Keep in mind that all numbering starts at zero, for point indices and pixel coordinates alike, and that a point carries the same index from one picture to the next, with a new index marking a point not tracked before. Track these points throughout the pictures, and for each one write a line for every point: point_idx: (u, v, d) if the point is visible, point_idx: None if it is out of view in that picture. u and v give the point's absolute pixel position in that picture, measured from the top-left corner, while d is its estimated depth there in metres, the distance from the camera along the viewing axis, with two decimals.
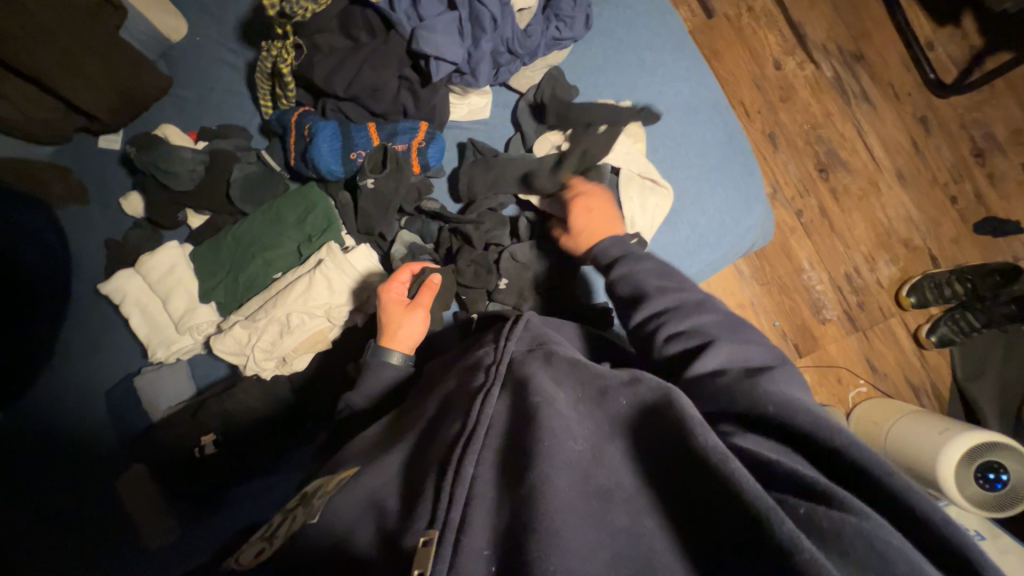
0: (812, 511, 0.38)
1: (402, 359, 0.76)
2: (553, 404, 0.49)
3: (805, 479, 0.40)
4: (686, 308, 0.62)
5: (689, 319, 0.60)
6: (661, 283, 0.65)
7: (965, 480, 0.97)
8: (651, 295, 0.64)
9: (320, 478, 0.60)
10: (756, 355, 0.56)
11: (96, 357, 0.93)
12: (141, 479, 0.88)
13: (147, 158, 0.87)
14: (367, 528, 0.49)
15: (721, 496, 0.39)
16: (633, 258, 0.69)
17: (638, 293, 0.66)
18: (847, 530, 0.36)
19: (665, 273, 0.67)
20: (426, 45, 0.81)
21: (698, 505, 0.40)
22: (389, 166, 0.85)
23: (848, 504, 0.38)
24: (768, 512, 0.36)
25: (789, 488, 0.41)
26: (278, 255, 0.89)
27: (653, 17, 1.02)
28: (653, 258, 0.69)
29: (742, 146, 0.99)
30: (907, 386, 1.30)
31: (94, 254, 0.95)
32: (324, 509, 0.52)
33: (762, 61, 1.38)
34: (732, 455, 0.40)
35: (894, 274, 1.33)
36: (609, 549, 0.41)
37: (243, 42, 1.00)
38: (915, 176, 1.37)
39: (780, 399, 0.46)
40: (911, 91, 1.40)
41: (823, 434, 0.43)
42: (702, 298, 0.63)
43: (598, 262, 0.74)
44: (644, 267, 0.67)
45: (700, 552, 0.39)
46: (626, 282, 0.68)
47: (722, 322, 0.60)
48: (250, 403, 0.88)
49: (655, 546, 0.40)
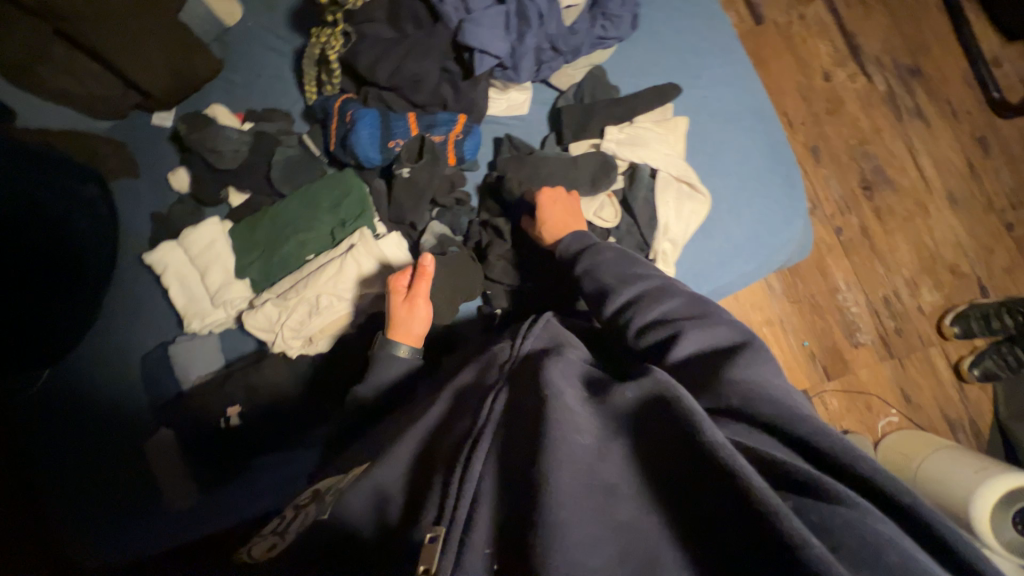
0: (801, 506, 0.37)
1: (411, 352, 0.76)
2: (559, 397, 0.47)
3: (791, 471, 0.38)
4: (645, 297, 0.62)
5: (649, 308, 0.61)
6: (619, 273, 0.66)
7: (1002, 525, 0.92)
8: (609, 290, 0.66)
9: (331, 476, 0.59)
10: (717, 332, 0.55)
11: (134, 325, 0.97)
12: (165, 446, 0.91)
13: (196, 136, 0.91)
14: (372, 523, 0.49)
15: (729, 499, 0.36)
16: (592, 251, 0.71)
17: (598, 289, 0.67)
18: (837, 520, 0.35)
19: (623, 263, 0.68)
20: (472, 39, 0.81)
21: (707, 505, 0.38)
22: (425, 157, 0.87)
23: (833, 492, 0.37)
24: (773, 513, 0.34)
25: (776, 481, 0.39)
26: (312, 237, 0.91)
27: (701, 20, 1.00)
28: (613, 249, 0.71)
29: (785, 157, 0.96)
30: (942, 419, 1.23)
31: (141, 226, 0.99)
32: (334, 506, 0.51)
33: (810, 71, 1.33)
34: (736, 450, 0.38)
35: (937, 300, 1.27)
36: (613, 547, 0.39)
37: (293, 29, 1.03)
38: (968, 200, 1.30)
39: (745, 391, 0.47)
40: (972, 110, 1.33)
41: (787, 424, 0.44)
42: (663, 285, 0.63)
43: (563, 258, 0.75)
44: (602, 261, 0.69)
45: (705, 546, 0.37)
46: (588, 278, 0.69)
47: (682, 304, 0.60)
48: (277, 380, 0.90)
49: (662, 546, 0.38)
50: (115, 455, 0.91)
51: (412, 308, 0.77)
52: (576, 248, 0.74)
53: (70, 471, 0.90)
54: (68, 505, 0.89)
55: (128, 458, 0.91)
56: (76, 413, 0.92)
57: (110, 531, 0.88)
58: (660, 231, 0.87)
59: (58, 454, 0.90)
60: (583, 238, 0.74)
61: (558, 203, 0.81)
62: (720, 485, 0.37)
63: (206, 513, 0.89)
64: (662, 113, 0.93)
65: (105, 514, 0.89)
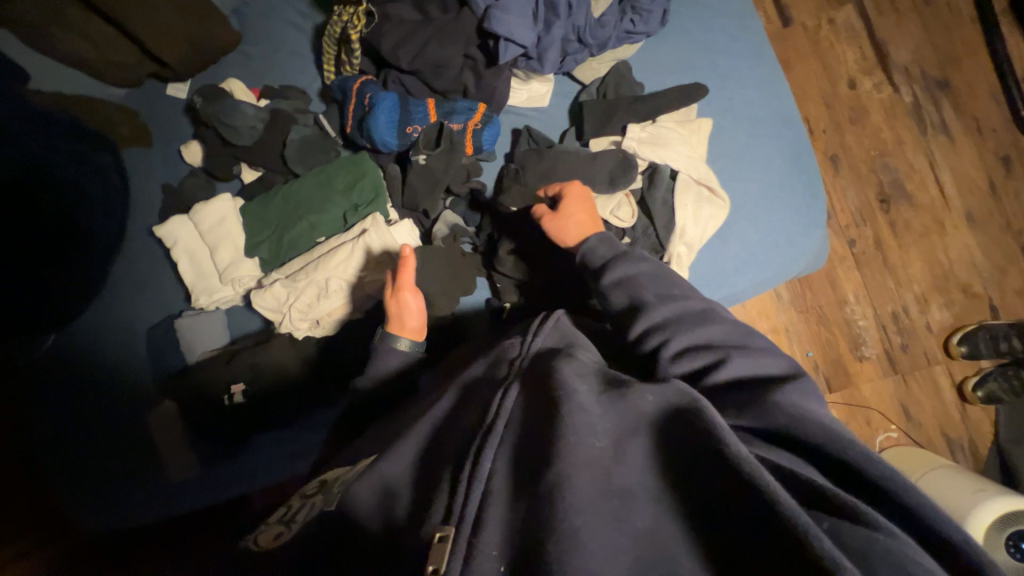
0: (836, 527, 0.38)
1: (411, 345, 0.76)
2: (574, 400, 0.48)
3: (824, 492, 0.40)
4: (684, 319, 0.61)
5: (690, 330, 0.60)
6: (658, 291, 0.64)
7: (995, 545, 0.91)
8: (644, 306, 0.63)
9: (340, 466, 0.58)
10: (763, 365, 0.55)
11: (140, 296, 0.97)
12: (169, 415, 0.92)
13: (211, 109, 0.89)
14: (378, 517, 0.48)
15: (749, 513, 0.38)
16: (628, 262, 0.69)
17: (631, 303, 0.65)
18: (876, 547, 0.36)
19: (658, 279, 0.66)
20: (499, 26, 0.79)
21: (727, 517, 0.40)
22: (443, 145, 0.86)
23: (874, 521, 0.37)
24: (804, 531, 0.35)
25: (812, 502, 0.40)
26: (324, 219, 0.91)
27: (731, 19, 0.98)
28: (650, 261, 0.68)
29: (807, 165, 0.94)
30: (941, 438, 1.23)
31: (150, 197, 0.98)
32: (341, 498, 0.51)
33: (836, 78, 1.30)
34: (761, 466, 0.40)
35: (946, 319, 1.26)
36: (630, 552, 0.41)
37: (313, 5, 1.01)
38: (986, 219, 1.28)
39: (790, 411, 0.47)
40: (998, 127, 1.30)
41: (832, 445, 0.45)
42: (705, 309, 0.62)
43: (588, 264, 0.72)
44: (638, 274, 0.67)
45: (724, 557, 0.39)
46: (621, 289, 0.67)
47: (724, 331, 0.59)
48: (282, 360, 0.90)
49: (680, 553, 0.40)
50: (117, 424, 0.92)
51: (402, 300, 0.77)
52: (608, 257, 0.71)
53: (74, 437, 0.91)
54: (70, 470, 0.90)
55: (131, 427, 0.92)
56: (79, 381, 0.93)
57: (112, 498, 0.90)
58: (675, 234, 0.86)
59: (61, 419, 0.91)
60: (613, 245, 0.72)
61: (587, 204, 0.79)
62: (743, 498, 0.39)
63: (208, 484, 0.91)
64: (686, 113, 0.91)
65: (107, 481, 0.90)
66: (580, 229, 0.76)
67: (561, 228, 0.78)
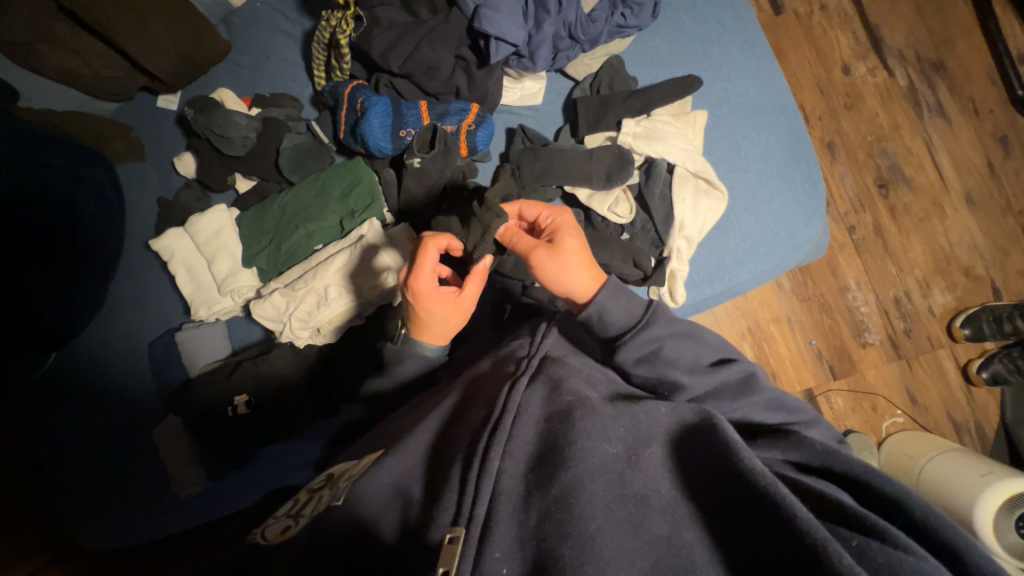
0: (865, 546, 0.41)
1: (437, 351, 0.71)
2: (587, 405, 0.49)
3: (857, 514, 0.42)
4: (727, 390, 0.60)
5: (738, 406, 0.60)
6: (691, 363, 0.60)
7: (1004, 528, 0.91)
8: (682, 385, 0.59)
9: (346, 461, 0.58)
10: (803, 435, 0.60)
11: (139, 308, 0.96)
12: (174, 430, 0.91)
13: (203, 121, 0.88)
14: (392, 516, 0.47)
15: (771, 522, 0.40)
16: (655, 327, 0.60)
17: (664, 380, 0.60)
18: (904, 567, 0.39)
19: (685, 345, 0.61)
20: (489, 25, 0.77)
21: (751, 532, 0.41)
22: (437, 148, 0.85)
23: (901, 542, 0.40)
24: (824, 542, 0.37)
25: (843, 521, 0.43)
26: (322, 227, 0.90)
27: (726, 10, 0.97)
28: (676, 323, 0.61)
29: (806, 153, 0.94)
30: (947, 422, 1.22)
31: (147, 211, 0.98)
32: (349, 492, 0.49)
33: (829, 64, 1.29)
34: (778, 479, 0.42)
35: (949, 303, 1.25)
36: (647, 559, 0.42)
37: (302, 11, 1.00)
38: (986, 201, 1.27)
39: (825, 451, 0.52)
40: (995, 108, 1.29)
41: (873, 477, 0.48)
42: (747, 377, 0.61)
43: (603, 332, 0.61)
44: (663, 343, 0.60)
45: (732, 553, 0.42)
46: (647, 365, 0.60)
47: (768, 402, 0.61)
48: (284, 369, 0.90)
49: (696, 559, 0.42)
50: (118, 439, 0.91)
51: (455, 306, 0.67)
52: (625, 322, 0.60)
53: (74, 451, 0.90)
54: (75, 482, 0.89)
55: (135, 439, 0.91)
56: (77, 399, 0.92)
57: (112, 510, 0.89)
58: (674, 228, 0.86)
59: (60, 435, 0.91)
60: (630, 295, 0.62)
61: (579, 236, 0.69)
62: (763, 507, 0.41)
63: (212, 498, 0.89)
64: (681, 106, 0.91)
65: (106, 494, 0.89)
66: (584, 268, 0.65)
67: (561, 266, 0.65)
